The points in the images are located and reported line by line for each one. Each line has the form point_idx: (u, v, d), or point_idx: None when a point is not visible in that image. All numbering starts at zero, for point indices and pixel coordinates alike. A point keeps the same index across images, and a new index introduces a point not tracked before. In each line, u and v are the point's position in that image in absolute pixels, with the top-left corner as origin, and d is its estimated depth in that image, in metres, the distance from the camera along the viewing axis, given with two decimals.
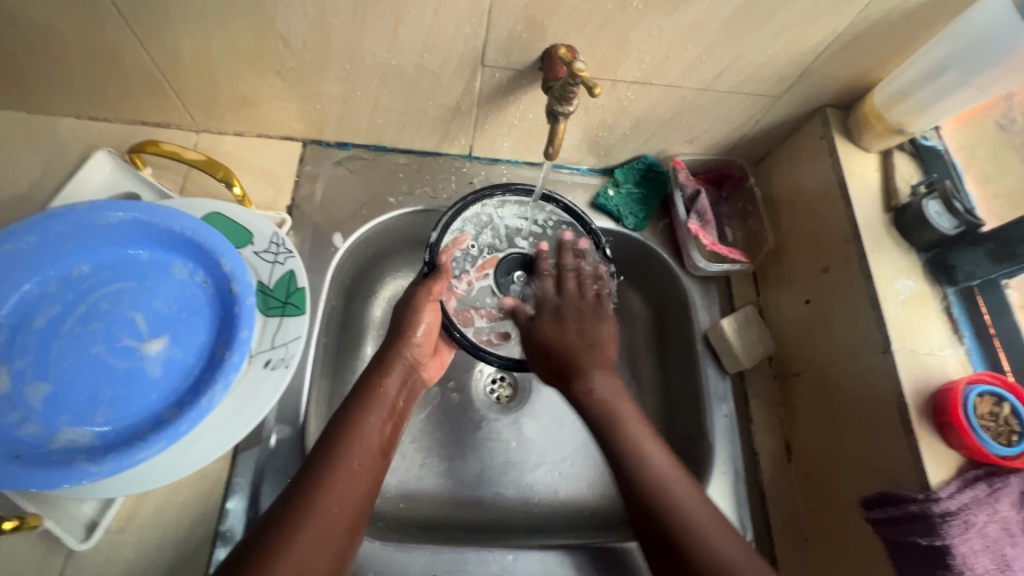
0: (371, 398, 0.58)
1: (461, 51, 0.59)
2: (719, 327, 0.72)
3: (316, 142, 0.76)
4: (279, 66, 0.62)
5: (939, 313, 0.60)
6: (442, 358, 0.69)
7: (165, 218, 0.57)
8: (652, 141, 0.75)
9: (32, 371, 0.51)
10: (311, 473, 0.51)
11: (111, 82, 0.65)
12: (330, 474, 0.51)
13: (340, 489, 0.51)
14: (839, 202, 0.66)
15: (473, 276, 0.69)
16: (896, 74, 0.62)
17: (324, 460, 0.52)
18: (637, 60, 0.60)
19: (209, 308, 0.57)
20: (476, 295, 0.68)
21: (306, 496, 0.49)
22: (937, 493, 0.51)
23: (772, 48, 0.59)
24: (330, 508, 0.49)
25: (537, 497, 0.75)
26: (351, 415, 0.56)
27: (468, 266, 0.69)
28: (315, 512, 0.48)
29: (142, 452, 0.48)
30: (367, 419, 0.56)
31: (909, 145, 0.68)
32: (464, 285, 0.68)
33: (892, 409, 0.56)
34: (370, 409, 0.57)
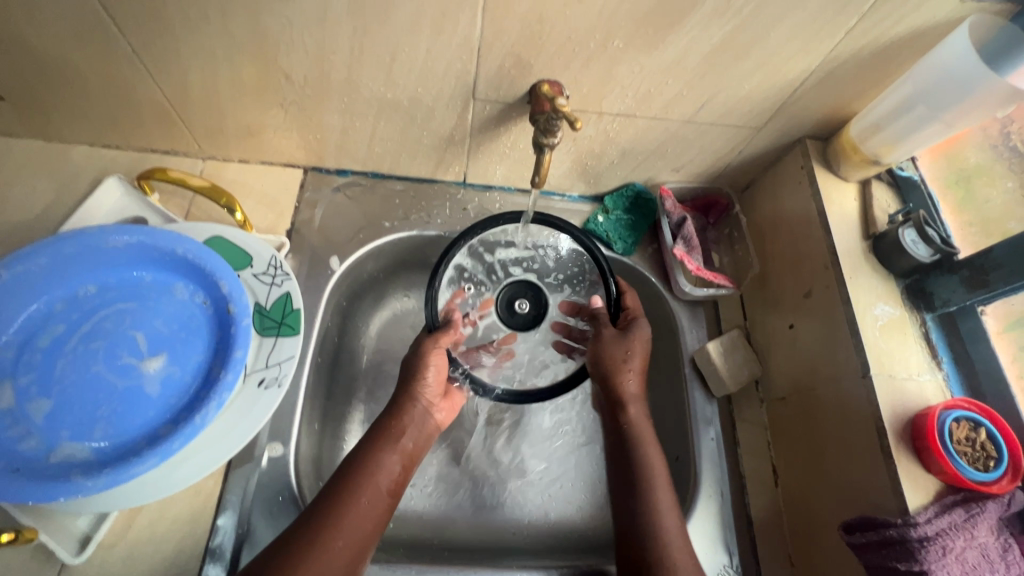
0: (385, 440, 0.61)
1: (452, 86, 0.63)
2: (705, 350, 0.74)
3: (316, 169, 0.80)
4: (282, 99, 0.66)
5: (917, 339, 0.62)
6: (454, 401, 0.69)
7: (169, 242, 0.59)
8: (640, 169, 0.78)
9: (35, 387, 0.53)
10: (320, 513, 0.53)
11: (123, 112, 0.68)
12: (339, 514, 0.54)
13: (348, 530, 0.53)
14: (819, 229, 0.68)
15: (477, 315, 0.73)
16: (870, 108, 0.64)
17: (334, 498, 0.55)
18: (621, 94, 0.64)
19: (207, 328, 0.59)
20: (483, 333, 0.72)
21: (314, 536, 0.51)
22: (915, 518, 0.51)
23: (748, 84, 0.62)
24: (335, 542, 0.52)
25: (527, 518, 0.75)
26: (365, 458, 0.59)
27: (471, 308, 0.73)
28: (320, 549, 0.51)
29: (136, 467, 0.49)
30: (382, 459, 0.59)
31: (886, 175, 0.70)
32: (471, 327, 0.72)
33: (871, 433, 0.56)
34: (382, 452, 0.60)
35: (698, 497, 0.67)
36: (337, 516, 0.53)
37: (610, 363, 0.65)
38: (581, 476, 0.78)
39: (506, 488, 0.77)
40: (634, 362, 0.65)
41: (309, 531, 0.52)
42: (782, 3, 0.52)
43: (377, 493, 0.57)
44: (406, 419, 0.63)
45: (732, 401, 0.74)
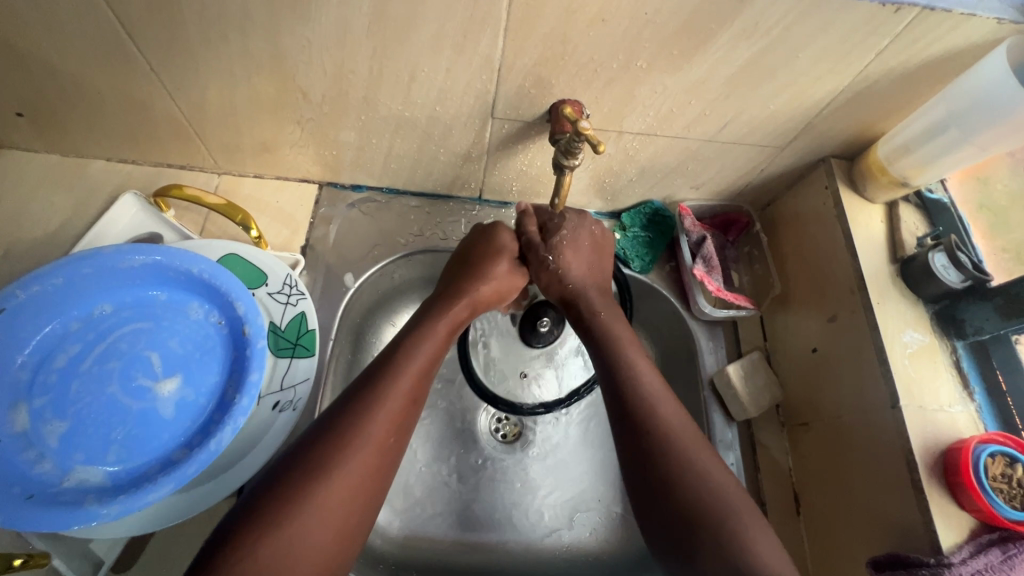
0: (403, 353, 0.54)
1: (471, 104, 0.62)
2: (725, 373, 0.72)
3: (331, 185, 0.79)
4: (299, 117, 0.65)
5: (948, 368, 0.60)
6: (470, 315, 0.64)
7: (185, 262, 0.59)
8: (659, 187, 0.76)
9: (50, 410, 0.52)
10: (335, 429, 0.48)
11: (140, 128, 0.68)
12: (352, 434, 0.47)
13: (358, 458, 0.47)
14: (844, 251, 0.66)
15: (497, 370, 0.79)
16: (900, 128, 0.63)
17: (345, 420, 0.48)
18: (642, 114, 0.62)
19: (221, 349, 0.59)
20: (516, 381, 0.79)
21: (320, 468, 0.45)
22: (949, 558, 0.49)
23: (773, 104, 0.60)
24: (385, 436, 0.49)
25: (542, 541, 0.74)
26: (383, 374, 0.52)
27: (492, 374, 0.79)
28: (327, 482, 0.45)
29: (150, 495, 0.49)
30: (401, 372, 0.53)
31: (914, 197, 0.68)
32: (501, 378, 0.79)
33: (901, 466, 0.55)
34: (399, 372, 0.52)
35: None
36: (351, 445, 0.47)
37: (565, 267, 0.65)
38: (596, 499, 0.77)
39: (519, 510, 0.75)
40: (570, 254, 0.65)
41: (320, 453, 0.46)
42: (812, 24, 0.51)
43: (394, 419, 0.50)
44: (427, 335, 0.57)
45: (752, 426, 0.72)
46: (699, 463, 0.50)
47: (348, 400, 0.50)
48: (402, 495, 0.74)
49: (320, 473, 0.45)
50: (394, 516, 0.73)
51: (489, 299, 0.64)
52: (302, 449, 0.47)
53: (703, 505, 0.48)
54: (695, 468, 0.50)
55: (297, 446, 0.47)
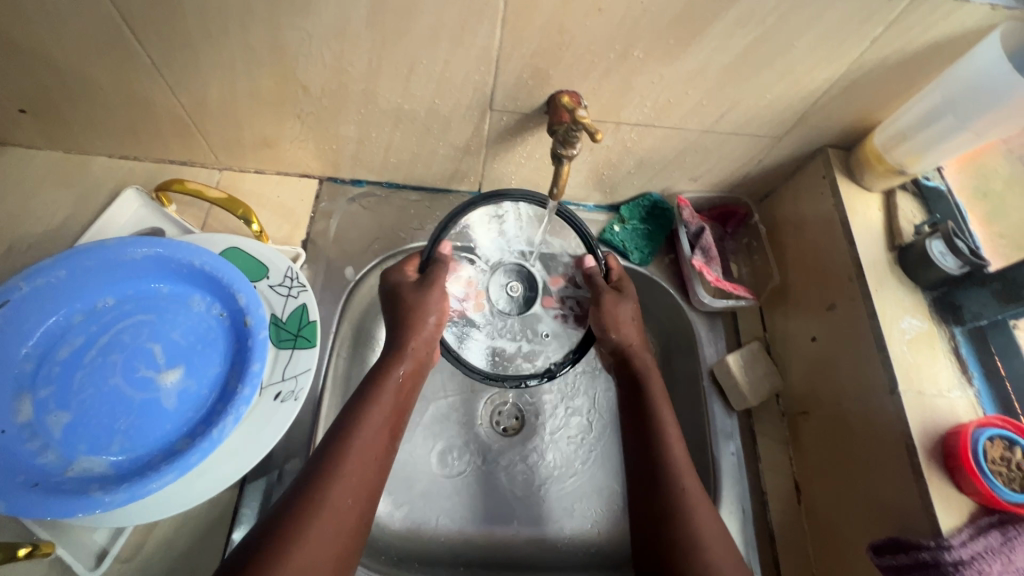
0: (359, 421, 0.56)
1: (470, 96, 0.62)
2: (725, 362, 0.72)
3: (331, 180, 0.80)
4: (298, 111, 0.66)
5: (947, 353, 0.60)
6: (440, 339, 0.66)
7: (187, 254, 0.59)
8: (657, 178, 0.77)
9: (54, 401, 0.53)
10: (300, 508, 0.50)
11: (141, 124, 0.69)
12: (319, 505, 0.50)
13: (324, 528, 0.49)
14: (842, 240, 0.66)
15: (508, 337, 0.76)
16: (896, 116, 0.63)
17: (311, 494, 0.51)
18: (640, 104, 0.63)
19: (223, 340, 0.59)
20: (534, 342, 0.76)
21: (291, 539, 0.48)
22: (948, 541, 0.50)
23: (770, 93, 0.61)
24: (343, 504, 0.51)
25: (544, 532, 0.74)
26: (342, 443, 0.54)
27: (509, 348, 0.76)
28: (295, 552, 0.47)
29: (153, 483, 0.49)
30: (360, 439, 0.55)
31: (911, 185, 0.69)
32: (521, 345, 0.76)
33: (900, 451, 0.55)
34: (356, 445, 0.54)
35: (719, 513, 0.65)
36: (316, 519, 0.49)
37: (612, 321, 0.66)
38: (598, 490, 0.77)
39: (522, 505, 0.75)
40: (628, 317, 0.67)
41: (286, 527, 0.49)
42: (807, 13, 0.51)
43: (360, 482, 0.53)
44: (377, 400, 0.58)
45: (752, 415, 0.72)
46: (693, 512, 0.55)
47: (311, 470, 0.53)
48: (404, 487, 0.74)
49: (286, 544, 0.47)
50: (396, 507, 0.73)
51: (426, 342, 0.64)
52: (270, 523, 0.49)
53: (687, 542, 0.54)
54: (691, 514, 0.55)
55: (264, 521, 0.50)
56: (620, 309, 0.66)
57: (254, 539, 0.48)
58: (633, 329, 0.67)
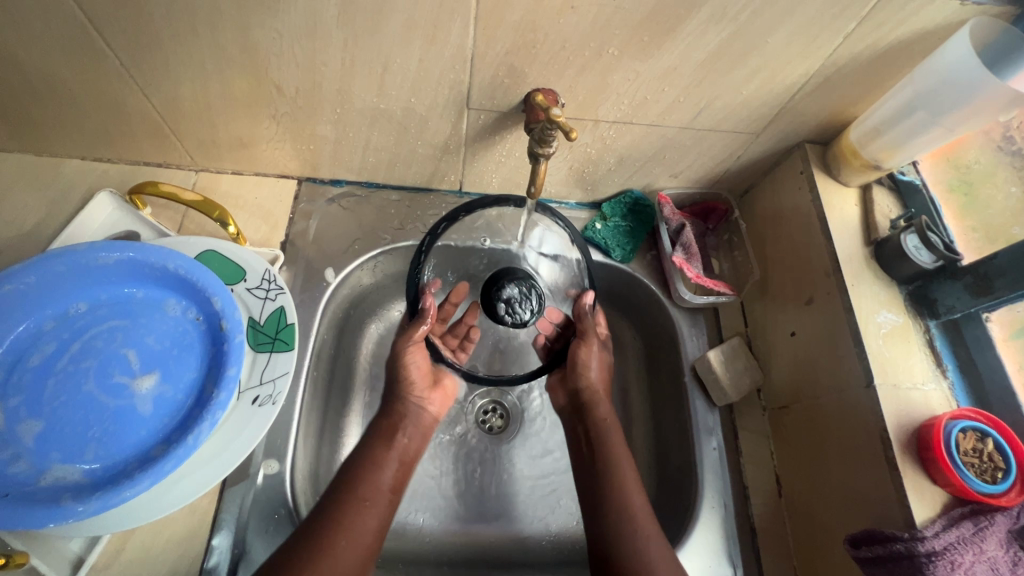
0: (365, 481, 0.59)
1: (446, 95, 0.62)
2: (706, 358, 0.72)
3: (310, 180, 0.79)
4: (274, 111, 0.65)
5: (921, 346, 0.61)
6: (445, 393, 0.74)
7: (160, 258, 0.58)
8: (638, 175, 0.77)
9: (25, 409, 0.52)
10: (307, 537, 0.52)
11: (113, 125, 0.68)
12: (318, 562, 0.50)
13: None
14: (819, 234, 0.67)
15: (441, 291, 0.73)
16: (871, 112, 0.64)
17: (312, 550, 0.51)
18: (617, 101, 0.63)
19: (200, 345, 0.59)
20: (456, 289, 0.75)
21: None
22: (922, 532, 0.50)
23: (746, 90, 0.61)
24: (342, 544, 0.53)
25: (526, 532, 0.74)
26: (353, 503, 0.56)
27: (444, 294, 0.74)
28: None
29: (127, 490, 0.49)
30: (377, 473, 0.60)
31: (888, 180, 0.69)
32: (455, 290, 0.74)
33: (876, 444, 0.56)
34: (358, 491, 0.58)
35: (700, 508, 0.66)
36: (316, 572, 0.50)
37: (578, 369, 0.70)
38: None
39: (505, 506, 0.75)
40: (595, 363, 0.70)
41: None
42: (779, 9, 0.51)
43: (357, 542, 0.54)
44: (380, 467, 0.61)
45: (733, 410, 0.73)
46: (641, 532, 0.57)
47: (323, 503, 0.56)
48: None
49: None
50: None
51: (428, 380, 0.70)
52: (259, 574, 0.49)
53: (623, 548, 0.56)
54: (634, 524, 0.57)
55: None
56: (590, 358, 0.70)
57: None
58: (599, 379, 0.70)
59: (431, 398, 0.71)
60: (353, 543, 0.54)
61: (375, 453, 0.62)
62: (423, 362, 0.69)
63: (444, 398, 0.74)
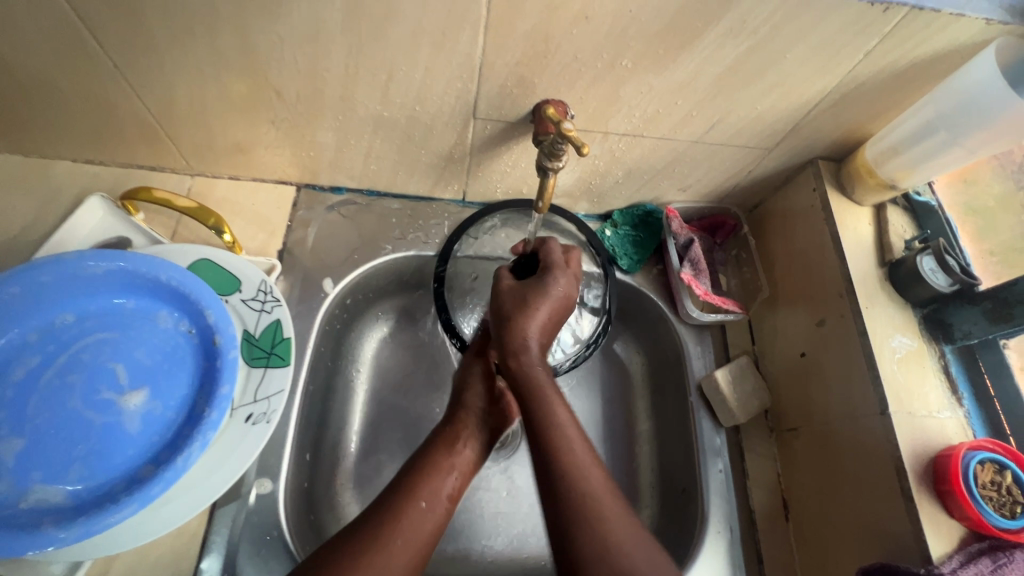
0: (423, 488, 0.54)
1: (452, 104, 0.60)
2: (713, 377, 0.71)
3: (310, 187, 0.77)
4: (273, 117, 0.63)
5: (937, 373, 0.59)
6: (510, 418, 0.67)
7: (151, 268, 0.56)
8: (646, 188, 0.75)
9: (7, 426, 0.50)
10: (358, 542, 0.48)
11: (106, 127, 0.65)
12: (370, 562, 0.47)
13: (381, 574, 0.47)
14: (832, 254, 0.65)
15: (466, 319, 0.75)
16: (888, 130, 0.62)
17: (370, 546, 0.48)
18: (628, 114, 0.61)
19: (192, 359, 0.56)
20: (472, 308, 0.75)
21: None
22: (939, 569, 0.49)
23: (761, 105, 0.59)
24: (393, 540, 0.49)
25: (526, 552, 0.72)
26: (412, 505, 0.52)
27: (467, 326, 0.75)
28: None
29: (111, 517, 0.46)
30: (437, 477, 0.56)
31: (902, 200, 0.68)
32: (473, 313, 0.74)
33: (890, 474, 0.54)
34: (420, 495, 0.54)
35: (707, 534, 0.64)
36: (384, 562, 0.48)
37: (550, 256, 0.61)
38: None
39: (506, 524, 0.73)
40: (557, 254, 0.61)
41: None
42: (799, 24, 0.49)
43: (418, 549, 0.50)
44: (441, 474, 0.57)
45: (740, 431, 0.71)
46: (600, 510, 0.46)
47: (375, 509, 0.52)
48: None
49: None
50: None
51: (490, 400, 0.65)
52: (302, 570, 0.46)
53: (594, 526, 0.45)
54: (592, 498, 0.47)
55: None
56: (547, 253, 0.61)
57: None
58: (557, 299, 0.57)
59: (489, 416, 0.65)
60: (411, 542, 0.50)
61: (433, 458, 0.58)
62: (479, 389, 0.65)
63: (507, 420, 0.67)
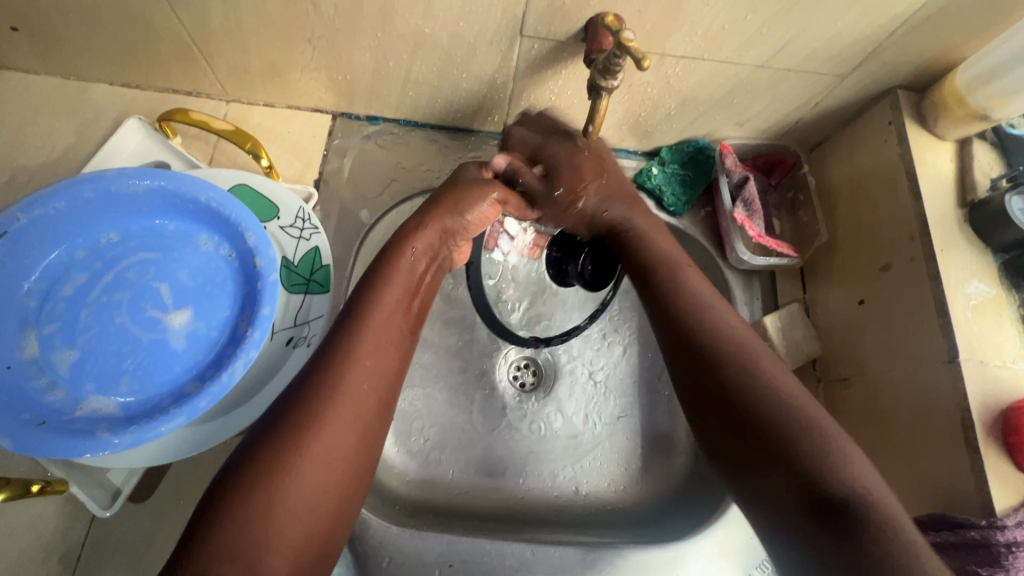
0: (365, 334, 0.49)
1: (498, 19, 0.56)
2: (762, 324, 0.67)
3: (345, 116, 0.74)
4: (309, 34, 0.60)
5: (1014, 322, 0.55)
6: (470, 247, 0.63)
7: (191, 189, 0.55)
8: (700, 122, 0.70)
9: (59, 338, 0.51)
10: (293, 411, 0.44)
11: (141, 45, 0.63)
12: (319, 441, 0.43)
13: (337, 428, 0.44)
14: (905, 194, 0.60)
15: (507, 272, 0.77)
16: (985, 52, 0.55)
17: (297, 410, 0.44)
18: (690, 31, 0.55)
19: (232, 282, 0.56)
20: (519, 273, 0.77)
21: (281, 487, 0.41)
22: (1003, 521, 0.46)
23: (842, 20, 0.53)
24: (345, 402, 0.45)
25: (559, 491, 0.73)
26: (346, 353, 0.47)
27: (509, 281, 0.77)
28: (289, 485, 0.41)
29: (161, 426, 0.47)
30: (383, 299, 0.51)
31: (991, 134, 0.61)
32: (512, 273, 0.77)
33: (955, 425, 0.51)
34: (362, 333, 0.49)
35: None
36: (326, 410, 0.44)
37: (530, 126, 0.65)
38: (616, 449, 0.75)
39: (541, 462, 0.74)
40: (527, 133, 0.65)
41: (275, 449, 0.42)
42: None
43: (361, 411, 0.46)
44: (384, 309, 0.50)
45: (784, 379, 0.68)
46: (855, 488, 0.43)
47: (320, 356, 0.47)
48: (419, 437, 0.73)
49: (270, 484, 0.40)
50: (411, 459, 0.72)
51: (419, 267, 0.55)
52: (232, 474, 0.41)
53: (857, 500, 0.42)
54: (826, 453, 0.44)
55: (223, 476, 0.41)
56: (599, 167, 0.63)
57: (225, 506, 0.39)
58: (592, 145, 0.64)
59: (463, 249, 0.60)
60: (362, 384, 0.46)
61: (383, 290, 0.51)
62: (490, 212, 0.59)
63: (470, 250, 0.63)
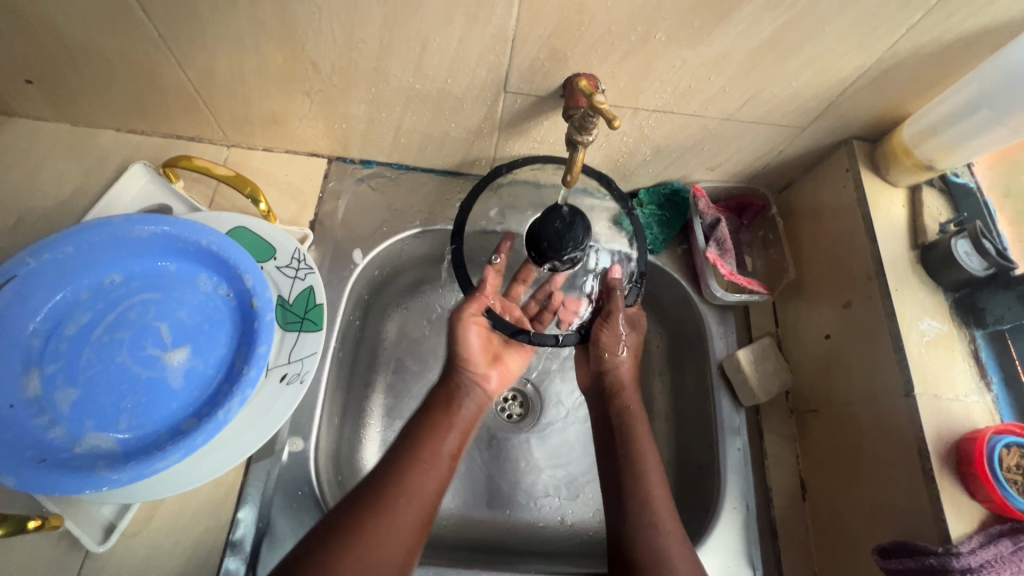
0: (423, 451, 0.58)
1: (483, 78, 0.60)
2: (735, 357, 0.71)
3: (340, 159, 0.78)
4: (307, 88, 0.64)
5: (965, 357, 0.59)
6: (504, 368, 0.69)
7: (193, 233, 0.58)
8: (674, 167, 0.74)
9: (61, 376, 0.53)
10: (346, 517, 0.52)
11: (149, 96, 0.67)
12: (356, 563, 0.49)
13: (384, 537, 0.51)
14: (863, 237, 0.64)
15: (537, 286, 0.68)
16: (927, 109, 0.61)
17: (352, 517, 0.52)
18: (659, 89, 0.60)
19: (230, 320, 0.59)
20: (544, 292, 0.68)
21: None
22: (957, 548, 0.49)
23: (796, 81, 0.58)
24: (398, 514, 0.53)
25: (544, 521, 0.74)
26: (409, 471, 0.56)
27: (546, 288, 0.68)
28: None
29: (159, 462, 0.49)
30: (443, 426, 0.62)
31: (938, 181, 0.66)
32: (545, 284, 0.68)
33: (913, 455, 0.54)
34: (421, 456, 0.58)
35: (722, 509, 0.65)
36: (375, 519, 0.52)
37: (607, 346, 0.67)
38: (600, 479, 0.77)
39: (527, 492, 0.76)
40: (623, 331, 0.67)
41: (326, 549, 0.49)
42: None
43: (408, 528, 0.53)
44: (440, 435, 0.60)
45: (760, 411, 0.71)
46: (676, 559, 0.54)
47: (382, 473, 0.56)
48: None
49: None
50: None
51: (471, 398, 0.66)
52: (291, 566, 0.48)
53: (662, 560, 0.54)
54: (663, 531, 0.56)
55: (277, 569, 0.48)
56: (616, 345, 0.66)
57: None
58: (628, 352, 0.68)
59: (490, 374, 0.67)
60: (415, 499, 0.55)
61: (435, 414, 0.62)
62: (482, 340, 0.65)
63: (506, 373, 0.69)
